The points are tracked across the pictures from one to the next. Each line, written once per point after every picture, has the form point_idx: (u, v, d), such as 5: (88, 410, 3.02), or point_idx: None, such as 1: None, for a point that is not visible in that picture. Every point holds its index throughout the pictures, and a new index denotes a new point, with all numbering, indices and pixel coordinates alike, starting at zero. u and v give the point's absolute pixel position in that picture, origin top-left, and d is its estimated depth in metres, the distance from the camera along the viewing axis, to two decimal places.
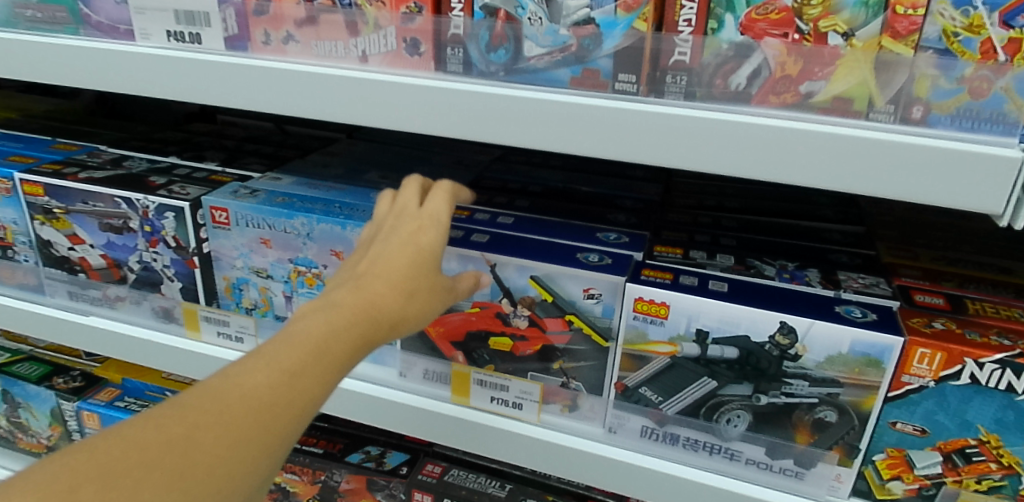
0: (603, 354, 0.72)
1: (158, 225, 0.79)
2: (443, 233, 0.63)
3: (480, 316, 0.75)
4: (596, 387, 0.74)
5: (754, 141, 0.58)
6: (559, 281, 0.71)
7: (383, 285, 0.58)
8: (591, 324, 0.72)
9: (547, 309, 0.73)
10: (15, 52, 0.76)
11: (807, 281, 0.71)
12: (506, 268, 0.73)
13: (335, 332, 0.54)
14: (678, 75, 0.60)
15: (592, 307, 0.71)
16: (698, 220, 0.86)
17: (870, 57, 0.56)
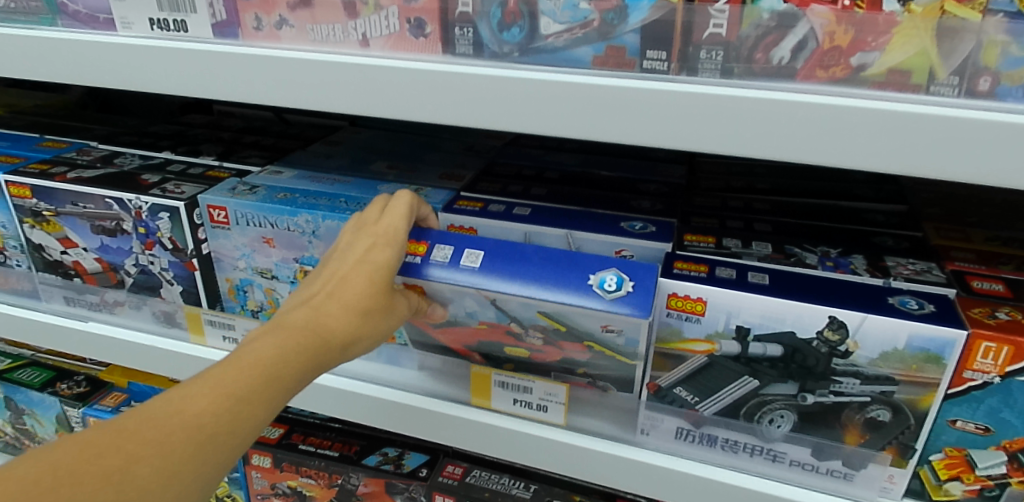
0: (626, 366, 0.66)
1: (153, 227, 0.74)
2: (400, 250, 0.63)
3: (487, 332, 0.70)
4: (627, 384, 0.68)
5: (802, 123, 0.52)
6: (569, 315, 0.64)
7: (338, 301, 0.60)
8: (612, 349, 0.65)
9: (562, 336, 0.66)
10: None
11: (853, 269, 0.66)
12: (509, 303, 0.66)
13: (302, 353, 0.57)
14: (714, 50, 0.54)
15: (611, 337, 0.65)
16: (727, 204, 0.81)
17: (930, 24, 0.50)
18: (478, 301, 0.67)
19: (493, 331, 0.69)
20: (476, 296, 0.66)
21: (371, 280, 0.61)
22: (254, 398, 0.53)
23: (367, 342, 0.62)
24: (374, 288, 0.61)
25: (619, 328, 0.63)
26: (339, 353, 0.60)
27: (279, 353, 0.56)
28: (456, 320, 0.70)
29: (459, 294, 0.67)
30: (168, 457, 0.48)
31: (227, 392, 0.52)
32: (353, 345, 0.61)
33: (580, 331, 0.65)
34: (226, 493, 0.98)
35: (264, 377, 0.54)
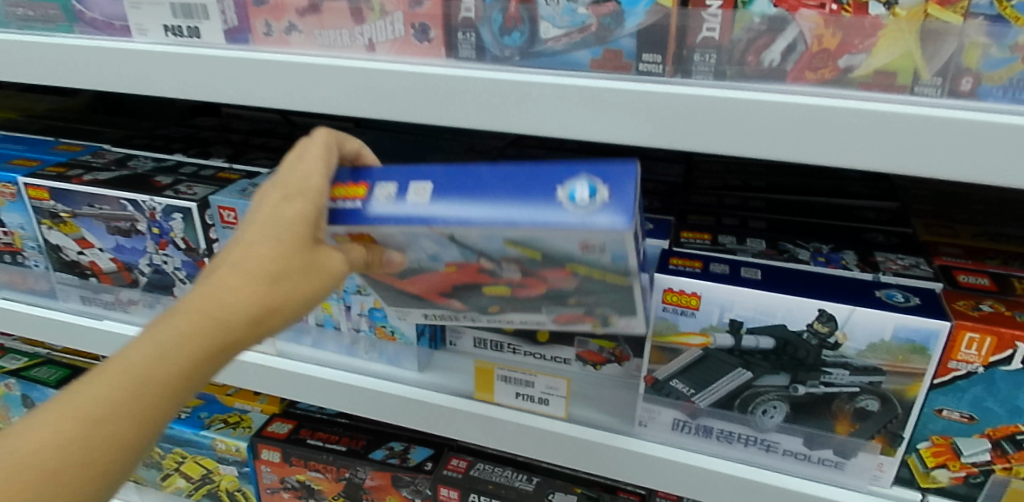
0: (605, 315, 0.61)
1: (167, 227, 0.77)
2: (313, 202, 0.54)
3: (454, 275, 0.60)
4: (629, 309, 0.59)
5: (791, 123, 0.54)
6: (542, 241, 0.52)
7: (231, 272, 0.52)
8: (599, 267, 0.54)
9: (539, 264, 0.55)
10: (11, 52, 0.73)
11: (844, 265, 0.68)
12: (469, 235, 0.54)
13: (184, 350, 0.50)
14: (707, 53, 0.56)
15: (594, 255, 0.53)
16: (723, 202, 0.83)
17: (915, 27, 0.52)
18: (435, 238, 0.55)
19: (461, 278, 0.60)
20: (429, 235, 0.55)
21: (274, 240, 0.52)
22: (133, 407, 0.49)
23: (291, 312, 0.54)
24: (282, 254, 0.52)
25: (600, 246, 0.51)
26: (250, 334, 0.53)
27: (157, 354, 0.50)
28: (416, 269, 0.61)
29: (412, 237, 0.56)
30: (25, 492, 0.46)
31: (90, 413, 0.48)
32: (270, 322, 0.53)
33: (558, 255, 0.54)
34: (236, 489, 0.98)
35: (143, 382, 0.49)
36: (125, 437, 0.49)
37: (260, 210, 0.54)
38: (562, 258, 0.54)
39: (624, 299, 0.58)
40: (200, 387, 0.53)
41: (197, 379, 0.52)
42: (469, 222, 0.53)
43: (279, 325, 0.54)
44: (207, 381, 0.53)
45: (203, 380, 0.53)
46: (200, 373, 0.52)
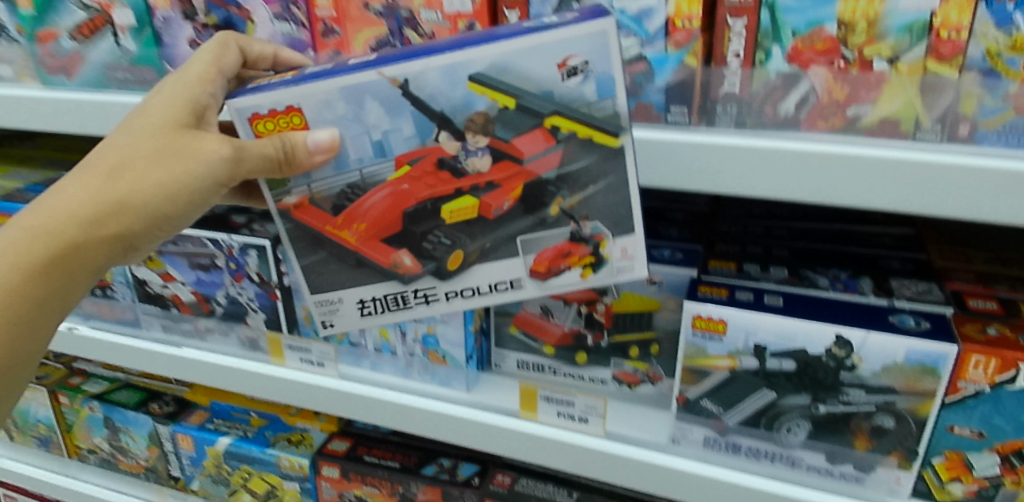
0: (599, 232, 0.63)
1: (243, 262, 0.86)
2: (178, 93, 0.66)
3: (414, 179, 0.63)
4: (619, 217, 0.63)
5: (805, 167, 0.60)
6: (513, 73, 0.57)
7: (77, 179, 0.66)
8: (586, 122, 0.58)
9: (509, 122, 0.59)
10: (104, 112, 0.79)
11: (860, 290, 0.74)
12: (429, 83, 0.59)
13: (35, 244, 0.65)
14: (728, 105, 0.63)
15: (576, 85, 0.57)
16: (748, 230, 0.89)
17: (915, 81, 0.58)
18: (386, 94, 0.60)
19: (417, 185, 0.63)
20: (379, 85, 0.60)
21: (130, 139, 0.65)
22: (17, 291, 0.65)
23: (167, 205, 0.65)
24: (151, 143, 0.64)
25: (584, 68, 0.56)
26: (127, 223, 0.66)
27: (19, 254, 0.64)
28: (365, 181, 0.64)
29: (358, 99, 0.61)
30: None
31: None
32: (136, 215, 0.65)
33: (536, 95, 0.58)
34: None
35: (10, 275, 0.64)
36: (15, 308, 0.65)
37: (136, 108, 0.67)
38: (540, 104, 0.58)
39: (617, 178, 0.61)
40: (92, 270, 0.68)
41: (74, 262, 0.67)
42: (429, 56, 0.58)
43: (134, 218, 0.66)
44: (99, 264, 0.68)
45: (102, 259, 0.68)
46: (70, 260, 0.66)
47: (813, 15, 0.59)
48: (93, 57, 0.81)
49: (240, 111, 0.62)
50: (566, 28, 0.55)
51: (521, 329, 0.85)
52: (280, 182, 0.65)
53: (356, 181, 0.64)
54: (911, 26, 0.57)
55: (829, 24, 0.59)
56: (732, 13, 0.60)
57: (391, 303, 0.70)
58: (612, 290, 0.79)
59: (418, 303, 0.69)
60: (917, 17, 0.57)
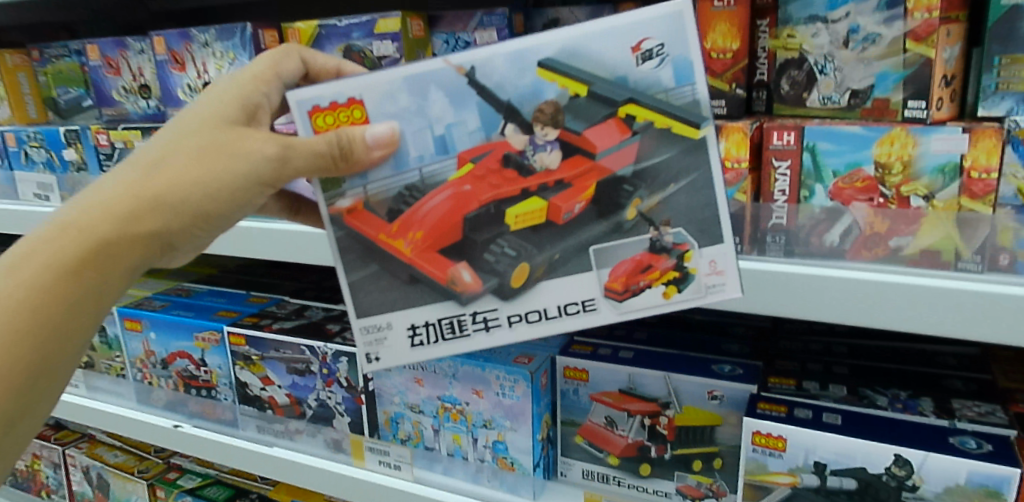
0: (684, 240, 0.59)
1: (334, 368, 0.95)
2: (236, 87, 0.65)
3: (477, 179, 0.60)
4: (700, 218, 0.58)
5: (854, 296, 0.63)
6: (584, 58, 0.56)
7: (113, 176, 0.61)
8: (665, 110, 0.56)
9: (582, 111, 0.57)
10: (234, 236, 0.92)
11: (920, 410, 0.76)
12: (495, 70, 0.57)
13: (63, 241, 0.59)
14: (778, 235, 0.68)
15: (651, 71, 0.56)
16: (809, 347, 0.92)
17: (951, 216, 0.63)
18: (450, 83, 0.58)
19: (480, 185, 0.60)
20: (443, 73, 0.58)
21: (176, 131, 0.62)
22: (51, 294, 0.58)
23: (207, 202, 0.61)
24: (198, 137, 0.61)
25: (660, 52, 0.56)
26: (165, 221, 0.61)
27: (48, 253, 0.58)
28: (425, 182, 0.61)
29: (422, 90, 0.59)
30: None
31: None
32: (178, 214, 0.61)
33: (613, 82, 0.56)
34: None
35: (35, 275, 0.58)
36: (45, 312, 0.58)
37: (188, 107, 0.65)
38: (614, 91, 0.56)
39: (701, 176, 0.57)
40: (121, 277, 0.62)
41: (99, 263, 0.60)
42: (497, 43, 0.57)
43: (172, 216, 0.61)
44: (127, 270, 0.62)
45: (134, 263, 0.62)
46: (95, 258, 0.59)
47: (852, 157, 0.67)
48: None
49: (300, 103, 0.60)
50: (638, 11, 0.55)
51: (587, 439, 0.90)
52: (335, 182, 0.62)
53: (415, 181, 0.61)
54: (942, 168, 0.64)
55: (867, 165, 0.66)
56: (776, 157, 0.69)
57: (446, 329, 0.63)
58: (674, 403, 0.84)
59: (477, 330, 0.63)
60: (947, 159, 0.64)
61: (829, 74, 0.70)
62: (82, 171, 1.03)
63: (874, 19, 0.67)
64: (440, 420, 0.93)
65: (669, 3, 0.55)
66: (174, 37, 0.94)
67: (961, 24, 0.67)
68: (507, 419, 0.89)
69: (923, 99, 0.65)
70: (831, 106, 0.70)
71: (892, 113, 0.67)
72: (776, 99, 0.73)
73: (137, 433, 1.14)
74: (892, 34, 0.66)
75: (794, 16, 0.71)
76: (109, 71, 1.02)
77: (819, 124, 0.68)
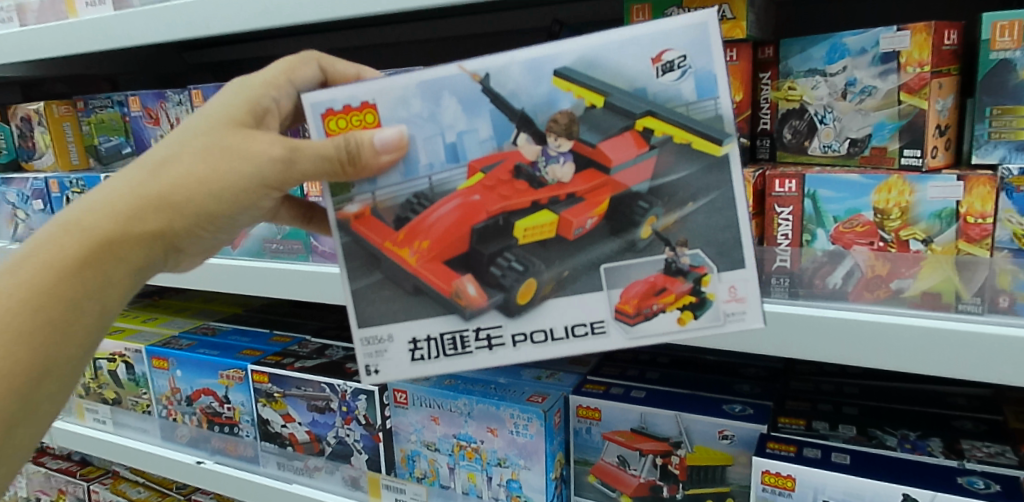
0: (701, 263, 0.59)
1: (353, 406, 0.98)
2: (251, 93, 0.66)
3: (487, 189, 0.61)
4: (716, 239, 0.59)
5: (857, 336, 0.65)
6: (602, 68, 0.57)
7: (118, 178, 0.63)
8: (685, 124, 0.57)
9: (597, 119, 0.58)
10: (261, 277, 0.95)
11: (929, 451, 0.77)
12: (513, 79, 0.59)
13: (72, 241, 0.61)
14: (782, 277, 0.71)
15: (672, 82, 0.57)
16: (820, 388, 0.94)
17: (950, 259, 0.65)
18: (466, 91, 0.60)
19: (490, 196, 0.61)
20: (458, 80, 0.60)
21: (180, 134, 0.63)
22: (57, 288, 0.60)
23: (213, 203, 0.62)
24: (203, 139, 0.62)
25: (682, 63, 0.57)
26: (171, 220, 0.63)
27: (54, 251, 0.60)
28: (434, 190, 0.62)
29: (436, 95, 0.61)
30: None
31: None
32: (185, 214, 0.63)
33: (630, 93, 0.57)
34: None
35: (49, 270, 0.60)
36: (56, 307, 0.60)
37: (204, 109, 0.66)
38: (631, 102, 0.57)
39: (721, 196, 0.58)
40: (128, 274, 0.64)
41: (108, 259, 0.62)
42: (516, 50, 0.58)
43: (176, 216, 0.63)
44: (134, 267, 0.64)
45: (138, 263, 0.64)
46: (104, 254, 0.62)
47: (852, 204, 0.70)
48: (255, 232, 0.98)
49: (315, 106, 0.62)
50: (661, 21, 0.56)
51: (599, 478, 0.91)
52: (345, 187, 0.63)
53: (424, 188, 0.62)
54: (939, 213, 0.67)
55: (866, 211, 0.69)
56: (778, 202, 0.72)
57: (448, 345, 0.64)
58: (686, 442, 0.86)
59: (479, 348, 0.63)
60: (944, 205, 0.66)
61: (829, 123, 0.73)
62: None
63: (869, 72, 0.70)
64: (456, 458, 0.95)
65: (695, 15, 0.56)
66: (211, 91, 0.99)
67: (952, 77, 0.71)
68: (521, 457, 0.90)
69: (918, 148, 0.68)
70: (832, 153, 0.73)
71: (889, 161, 0.70)
72: (779, 146, 0.77)
73: (160, 469, 1.17)
74: (887, 87, 0.70)
75: (794, 69, 0.76)
76: (149, 121, 1.08)
77: (819, 172, 0.71)
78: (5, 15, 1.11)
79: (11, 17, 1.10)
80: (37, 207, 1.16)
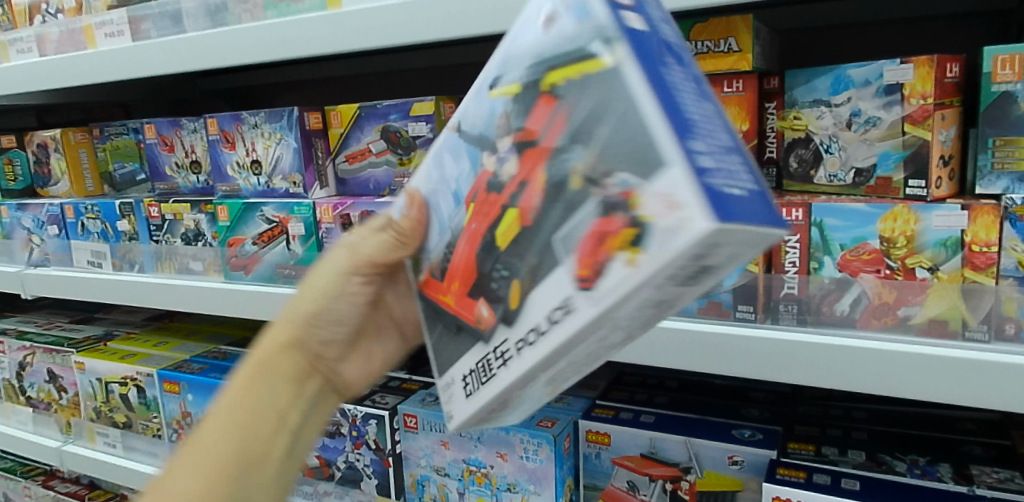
0: (628, 188, 0.42)
1: (363, 430, 0.99)
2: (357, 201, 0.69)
3: (479, 214, 0.53)
4: (644, 149, 0.42)
5: (864, 363, 0.66)
6: (511, 60, 0.51)
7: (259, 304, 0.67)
8: (574, 55, 0.46)
9: (524, 104, 0.49)
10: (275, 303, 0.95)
11: (939, 477, 0.77)
12: (468, 112, 0.55)
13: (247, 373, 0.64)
14: (790, 304, 0.72)
15: (560, 28, 0.48)
16: (829, 412, 0.94)
17: (956, 287, 0.66)
18: (452, 142, 0.57)
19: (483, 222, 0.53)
20: (449, 136, 0.57)
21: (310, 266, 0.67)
22: (259, 383, 0.63)
23: (332, 300, 0.65)
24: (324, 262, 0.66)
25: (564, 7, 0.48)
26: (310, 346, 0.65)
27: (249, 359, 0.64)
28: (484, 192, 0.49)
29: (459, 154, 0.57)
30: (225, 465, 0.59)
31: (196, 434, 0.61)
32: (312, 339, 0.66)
33: (537, 63, 0.48)
34: None
35: (240, 378, 0.63)
36: (260, 399, 0.62)
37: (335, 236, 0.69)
38: (534, 73, 0.48)
39: (614, 101, 0.43)
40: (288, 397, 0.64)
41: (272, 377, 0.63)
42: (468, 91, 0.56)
43: (321, 313, 0.65)
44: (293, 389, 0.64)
45: (306, 362, 0.65)
46: (270, 378, 0.63)
47: (858, 232, 0.70)
48: (268, 258, 0.98)
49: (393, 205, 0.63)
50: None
51: None
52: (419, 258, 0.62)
53: (449, 236, 0.57)
54: (944, 241, 0.68)
55: (873, 239, 0.70)
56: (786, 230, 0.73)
57: (483, 373, 0.55)
58: (696, 467, 0.86)
59: (501, 367, 0.52)
60: (949, 234, 0.67)
61: (834, 153, 0.75)
62: (133, 240, 1.10)
63: (873, 104, 0.72)
64: (466, 483, 0.95)
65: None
66: (225, 120, 1.01)
67: (955, 109, 0.72)
68: (532, 482, 0.91)
69: (923, 179, 0.69)
70: (838, 183, 0.75)
71: (895, 191, 0.71)
72: (786, 176, 0.79)
73: None
74: (891, 118, 0.71)
75: (800, 99, 0.77)
76: (164, 148, 1.10)
77: (826, 201, 0.72)
78: (24, 46, 1.14)
79: (30, 47, 1.13)
80: (52, 232, 1.18)
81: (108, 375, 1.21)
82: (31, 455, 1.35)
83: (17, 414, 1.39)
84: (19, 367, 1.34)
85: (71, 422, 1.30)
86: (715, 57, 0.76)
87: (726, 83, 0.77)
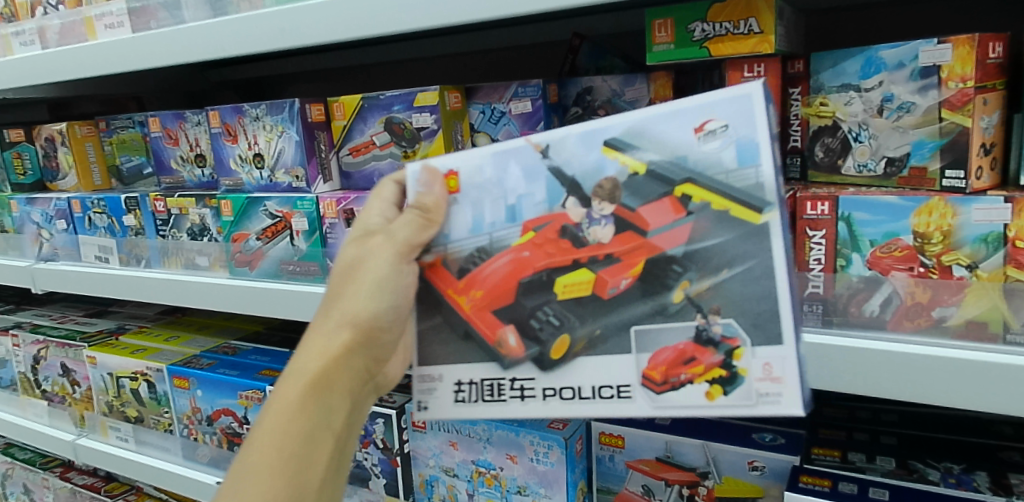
0: (733, 334, 0.60)
1: (371, 429, 0.97)
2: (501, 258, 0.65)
3: (536, 247, 0.64)
4: (747, 307, 0.59)
5: (896, 369, 0.61)
6: (649, 137, 0.60)
7: (324, 390, 0.66)
8: (724, 191, 0.58)
9: (638, 188, 0.61)
10: (278, 299, 0.92)
11: (975, 487, 0.72)
12: (568, 148, 0.63)
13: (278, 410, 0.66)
14: (814, 304, 0.67)
15: (714, 150, 0.59)
16: (856, 414, 0.89)
17: (997, 285, 0.60)
18: (529, 161, 0.64)
19: (537, 253, 0.64)
20: (524, 151, 0.64)
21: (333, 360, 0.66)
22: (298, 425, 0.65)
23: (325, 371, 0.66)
24: (308, 372, 0.66)
25: (724, 132, 0.58)
26: (345, 308, 0.66)
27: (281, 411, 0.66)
28: (492, 246, 0.65)
29: (505, 165, 0.65)
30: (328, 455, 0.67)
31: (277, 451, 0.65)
32: (379, 235, 0.66)
33: (668, 167, 0.60)
34: None
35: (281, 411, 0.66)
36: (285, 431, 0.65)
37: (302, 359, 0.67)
38: (587, 176, 0.62)
39: (757, 265, 0.58)
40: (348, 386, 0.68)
41: (330, 393, 0.67)
42: (573, 124, 0.63)
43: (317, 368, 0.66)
44: (353, 381, 0.68)
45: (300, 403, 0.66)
46: (329, 389, 0.67)
47: (889, 227, 0.66)
48: (272, 253, 0.96)
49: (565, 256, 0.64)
50: (709, 93, 0.59)
51: None
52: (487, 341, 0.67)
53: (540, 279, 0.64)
54: (985, 237, 0.62)
55: (905, 235, 0.65)
56: (810, 225, 0.69)
57: (486, 391, 0.67)
58: (713, 473, 0.82)
59: (514, 397, 0.66)
60: (990, 229, 0.62)
61: (864, 141, 0.70)
62: (139, 235, 1.09)
63: (907, 88, 0.67)
64: (475, 485, 0.92)
65: (738, 87, 0.58)
66: (227, 112, 0.98)
67: (997, 92, 0.67)
68: (542, 485, 0.87)
69: (961, 169, 0.64)
70: (867, 174, 0.70)
71: (930, 182, 0.66)
72: (811, 165, 0.74)
73: (181, 488, 1.17)
74: (927, 103, 0.66)
75: (827, 84, 0.72)
76: (169, 141, 1.08)
77: (854, 193, 0.67)
78: (28, 38, 1.12)
79: (32, 40, 1.11)
80: (60, 227, 1.17)
81: (118, 370, 1.20)
82: (47, 448, 1.35)
83: (33, 407, 1.38)
84: (34, 361, 1.34)
85: (85, 416, 1.29)
86: (733, 40, 0.71)
87: (747, 67, 0.74)
